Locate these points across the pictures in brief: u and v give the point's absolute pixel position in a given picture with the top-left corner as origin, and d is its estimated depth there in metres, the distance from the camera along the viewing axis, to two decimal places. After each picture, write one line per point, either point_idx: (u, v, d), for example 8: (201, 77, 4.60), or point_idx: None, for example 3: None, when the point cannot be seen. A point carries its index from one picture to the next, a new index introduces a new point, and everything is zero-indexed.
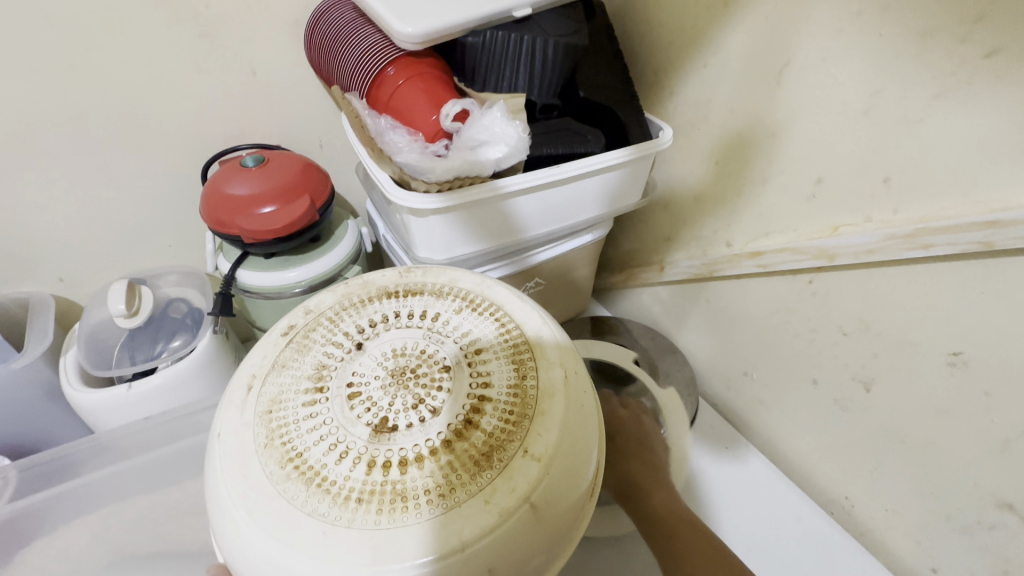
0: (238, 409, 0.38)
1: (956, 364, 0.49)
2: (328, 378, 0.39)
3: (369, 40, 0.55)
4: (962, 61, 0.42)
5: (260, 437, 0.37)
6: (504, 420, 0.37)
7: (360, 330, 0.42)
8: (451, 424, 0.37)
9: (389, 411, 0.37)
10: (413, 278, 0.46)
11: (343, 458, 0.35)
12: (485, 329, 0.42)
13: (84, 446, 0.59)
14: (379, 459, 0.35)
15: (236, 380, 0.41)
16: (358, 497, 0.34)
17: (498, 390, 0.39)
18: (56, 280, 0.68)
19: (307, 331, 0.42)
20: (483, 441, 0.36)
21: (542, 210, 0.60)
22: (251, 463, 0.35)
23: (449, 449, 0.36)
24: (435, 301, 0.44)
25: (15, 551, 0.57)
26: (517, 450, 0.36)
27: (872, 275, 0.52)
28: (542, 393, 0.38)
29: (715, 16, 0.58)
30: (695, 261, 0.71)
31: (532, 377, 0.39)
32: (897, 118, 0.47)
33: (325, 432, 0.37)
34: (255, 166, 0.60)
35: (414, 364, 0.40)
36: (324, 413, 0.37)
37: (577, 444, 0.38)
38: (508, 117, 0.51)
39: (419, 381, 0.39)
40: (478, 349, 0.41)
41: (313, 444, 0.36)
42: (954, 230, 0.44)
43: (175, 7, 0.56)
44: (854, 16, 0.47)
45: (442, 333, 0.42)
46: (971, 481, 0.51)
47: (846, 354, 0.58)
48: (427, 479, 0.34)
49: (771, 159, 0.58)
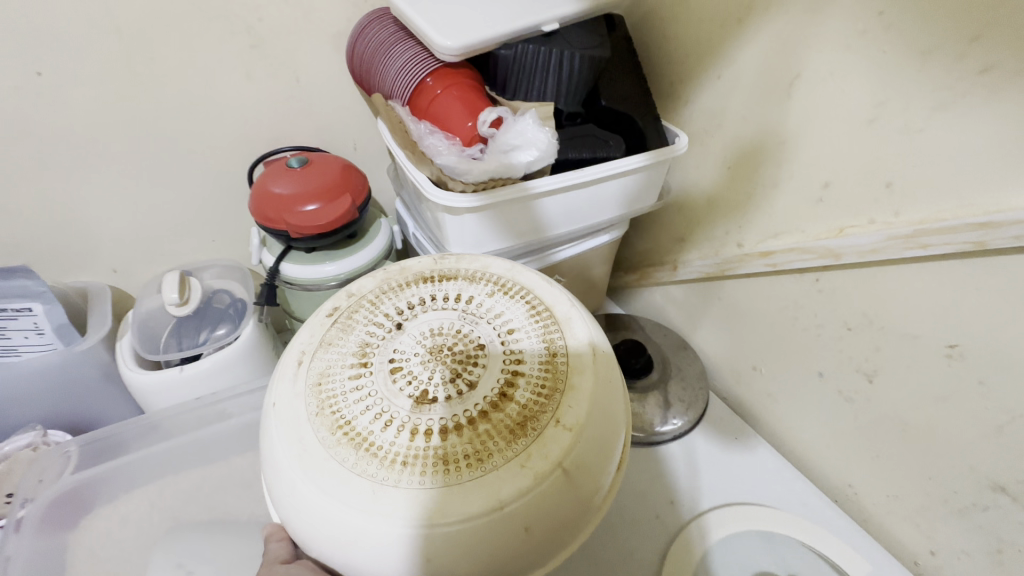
0: (290, 382, 0.43)
1: (953, 356, 0.52)
2: (372, 355, 0.44)
3: (410, 52, 0.60)
4: (958, 76, 0.46)
5: (311, 407, 0.41)
6: (537, 393, 0.41)
7: (399, 311, 0.47)
8: (487, 396, 0.41)
9: (428, 385, 0.42)
10: (447, 263, 0.51)
11: (387, 427, 0.39)
12: (516, 312, 0.47)
13: (138, 425, 0.63)
14: (421, 427, 0.39)
15: (286, 358, 0.45)
16: (404, 460, 0.38)
17: (530, 365, 0.43)
18: (109, 271, 0.73)
19: (350, 312, 0.47)
20: (517, 412, 0.40)
21: (567, 210, 0.65)
22: (304, 430, 0.40)
23: (486, 418, 0.40)
24: (468, 285, 0.49)
25: (80, 517, 0.62)
26: (549, 420, 0.40)
27: (875, 273, 0.56)
28: (572, 369, 0.43)
29: (729, 32, 0.63)
30: (708, 260, 0.75)
31: (562, 355, 0.44)
32: (898, 128, 0.51)
33: (371, 403, 0.41)
34: (300, 167, 0.65)
35: (450, 342, 0.44)
36: (368, 386, 0.42)
37: (605, 415, 0.42)
38: (539, 124, 0.55)
39: (455, 358, 0.43)
40: (510, 330, 0.45)
41: (360, 413, 0.40)
42: (950, 231, 0.48)
43: (232, 21, 0.60)
44: (859, 34, 0.51)
45: (475, 315, 0.47)
46: (968, 466, 0.54)
47: (850, 347, 0.62)
48: (466, 445, 0.39)
49: (781, 165, 0.62)
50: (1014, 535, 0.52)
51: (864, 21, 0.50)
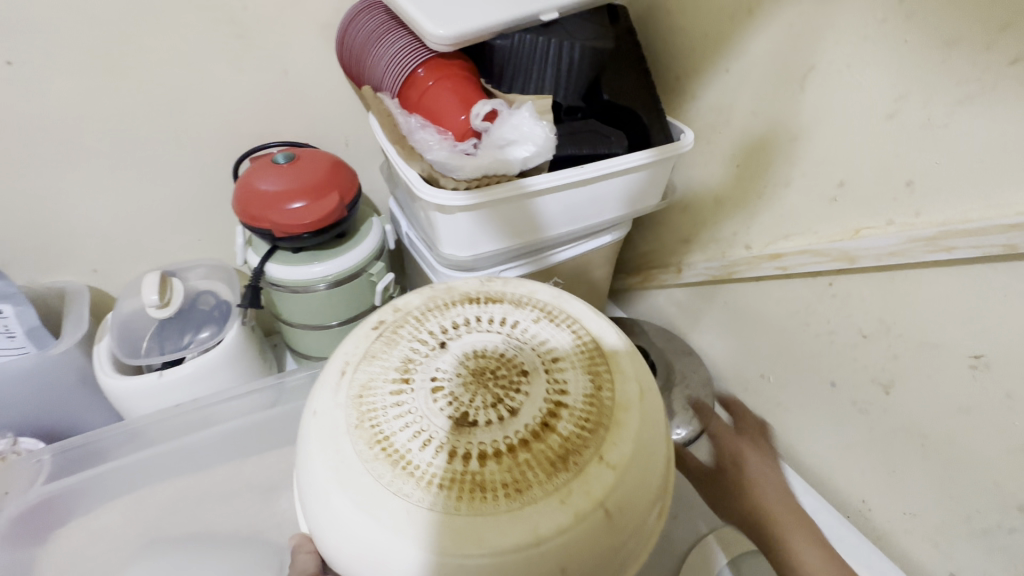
0: (332, 390, 0.40)
1: (978, 367, 0.49)
2: (414, 371, 0.40)
3: (402, 42, 0.57)
4: (987, 66, 0.42)
5: (351, 418, 0.38)
6: (581, 425, 0.38)
7: (444, 329, 0.43)
8: (530, 425, 0.37)
9: (470, 407, 0.38)
10: (494, 287, 0.47)
11: (425, 446, 0.36)
12: (563, 339, 0.43)
13: (114, 433, 0.61)
14: (460, 449, 0.36)
15: (329, 365, 0.42)
16: (440, 483, 0.35)
17: (575, 397, 0.39)
18: (89, 270, 0.70)
19: (396, 326, 0.44)
20: (559, 443, 0.37)
21: (565, 210, 0.62)
22: (342, 440, 0.37)
23: (527, 448, 0.36)
24: (514, 309, 0.45)
25: (49, 532, 0.59)
26: (593, 456, 0.36)
27: (893, 277, 0.53)
28: (618, 404, 0.39)
29: (738, 23, 0.60)
30: (713, 263, 0.72)
31: (608, 390, 0.40)
32: (920, 123, 0.47)
33: (411, 420, 0.37)
34: (286, 164, 0.62)
35: (494, 365, 0.41)
36: (409, 403, 0.38)
37: (648, 460, 0.38)
38: (535, 117, 0.52)
39: (498, 381, 0.39)
40: (556, 357, 0.41)
41: (399, 430, 0.37)
42: (977, 233, 0.44)
43: (215, 10, 0.58)
44: (878, 23, 0.48)
45: (520, 340, 0.43)
46: (993, 483, 0.51)
47: (865, 356, 0.58)
48: (505, 474, 0.35)
49: (792, 163, 0.59)
50: None
51: (884, 9, 0.47)
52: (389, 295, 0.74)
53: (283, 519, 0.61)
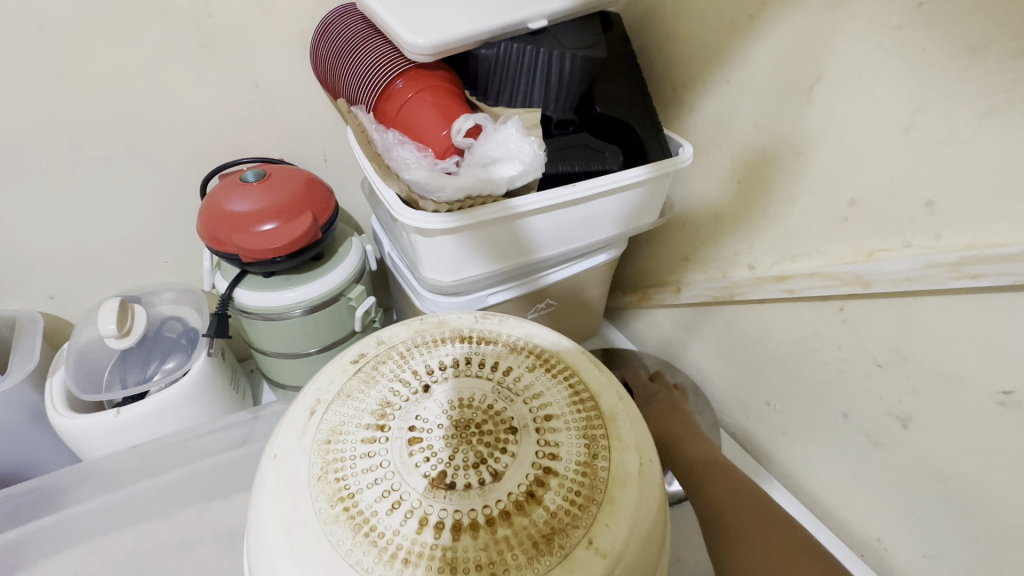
0: (298, 432, 0.37)
1: (1006, 404, 0.45)
2: (391, 417, 0.37)
3: (379, 51, 0.52)
4: (1017, 77, 0.38)
5: (315, 468, 0.35)
6: (570, 500, 0.33)
7: (428, 371, 0.40)
8: (513, 494, 0.33)
9: (449, 467, 0.34)
10: (489, 324, 0.44)
11: (394, 510, 0.32)
12: (558, 395, 0.39)
13: (70, 475, 0.56)
14: (432, 518, 0.32)
15: (300, 399, 0.39)
16: (405, 558, 0.31)
17: (566, 464, 0.35)
18: (46, 297, 0.65)
19: (377, 361, 0.41)
20: (544, 519, 0.32)
21: (555, 230, 0.57)
22: (302, 494, 0.34)
23: (507, 521, 0.32)
24: (508, 354, 0.41)
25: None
26: (581, 538, 0.32)
27: (911, 304, 0.49)
28: (614, 477, 0.35)
29: (739, 30, 0.56)
30: (714, 283, 0.68)
31: (603, 459, 0.35)
32: (940, 138, 0.44)
33: (381, 476, 0.34)
34: (256, 182, 0.57)
35: (479, 419, 0.37)
36: (381, 455, 0.35)
37: (645, 547, 0.33)
38: (523, 133, 0.48)
39: (483, 439, 0.36)
40: (549, 415, 0.38)
41: (366, 487, 0.33)
42: (1006, 260, 0.40)
43: (177, 17, 0.53)
44: (893, 30, 0.44)
45: (511, 390, 0.39)
46: (1023, 529, 0.47)
47: (880, 387, 0.54)
48: (480, 552, 0.31)
49: (798, 179, 0.55)
50: None
51: (898, 14, 0.43)
52: (371, 320, 0.69)
53: None
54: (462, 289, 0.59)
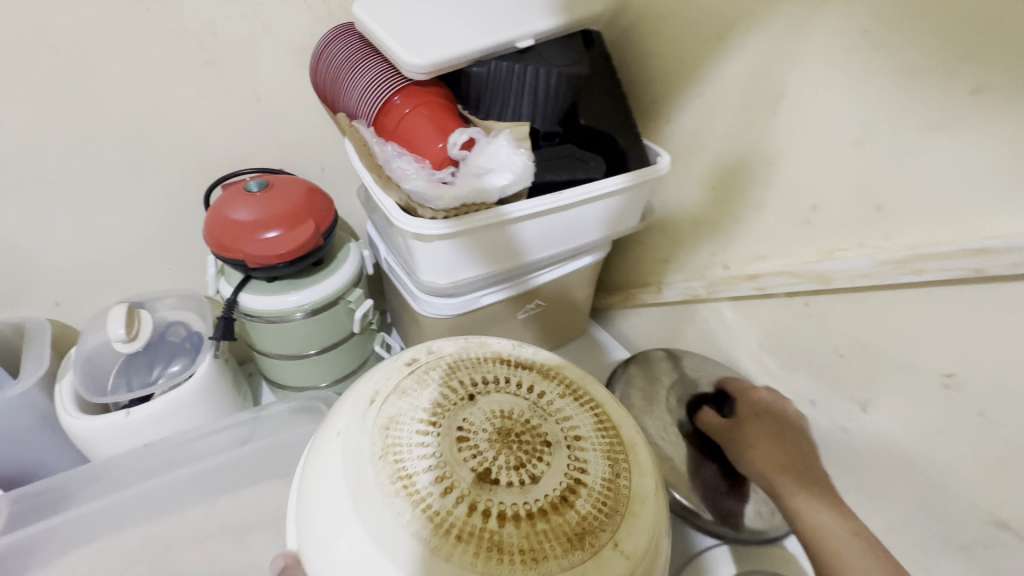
0: (359, 417, 0.40)
1: (951, 386, 0.50)
2: (442, 417, 0.40)
3: (377, 69, 0.56)
4: (951, 96, 0.43)
5: (375, 449, 0.38)
6: (598, 508, 0.37)
7: (474, 381, 0.44)
8: (550, 495, 0.37)
9: (494, 464, 0.38)
10: (525, 351, 0.48)
11: (447, 493, 0.36)
12: (585, 420, 0.43)
13: (79, 476, 0.58)
14: (481, 505, 0.36)
15: (359, 392, 0.43)
16: (458, 535, 0.34)
17: (594, 478, 0.39)
18: (52, 303, 0.67)
19: (429, 366, 0.44)
20: (576, 521, 0.36)
21: (542, 235, 0.61)
22: (366, 468, 0.37)
23: (545, 517, 0.36)
24: (542, 379, 0.45)
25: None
26: (607, 540, 0.36)
27: (868, 298, 0.54)
28: (634, 496, 0.39)
29: (710, 49, 0.61)
30: (692, 282, 0.73)
31: (625, 479, 0.40)
32: (888, 149, 0.48)
33: (435, 464, 0.37)
34: (259, 191, 0.60)
35: (518, 429, 0.41)
36: (435, 447, 0.38)
37: (655, 561, 0.38)
38: (513, 145, 0.52)
39: (523, 445, 0.39)
40: (578, 435, 0.41)
41: (422, 471, 0.37)
42: (944, 257, 0.45)
43: (182, 36, 0.56)
44: (844, 52, 0.49)
45: (544, 410, 0.43)
46: (969, 500, 0.52)
47: (843, 375, 0.59)
48: (522, 538, 0.35)
49: (766, 185, 0.60)
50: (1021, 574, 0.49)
51: (848, 38, 0.48)
52: (368, 322, 0.72)
53: (260, 561, 0.58)
54: (457, 291, 0.63)
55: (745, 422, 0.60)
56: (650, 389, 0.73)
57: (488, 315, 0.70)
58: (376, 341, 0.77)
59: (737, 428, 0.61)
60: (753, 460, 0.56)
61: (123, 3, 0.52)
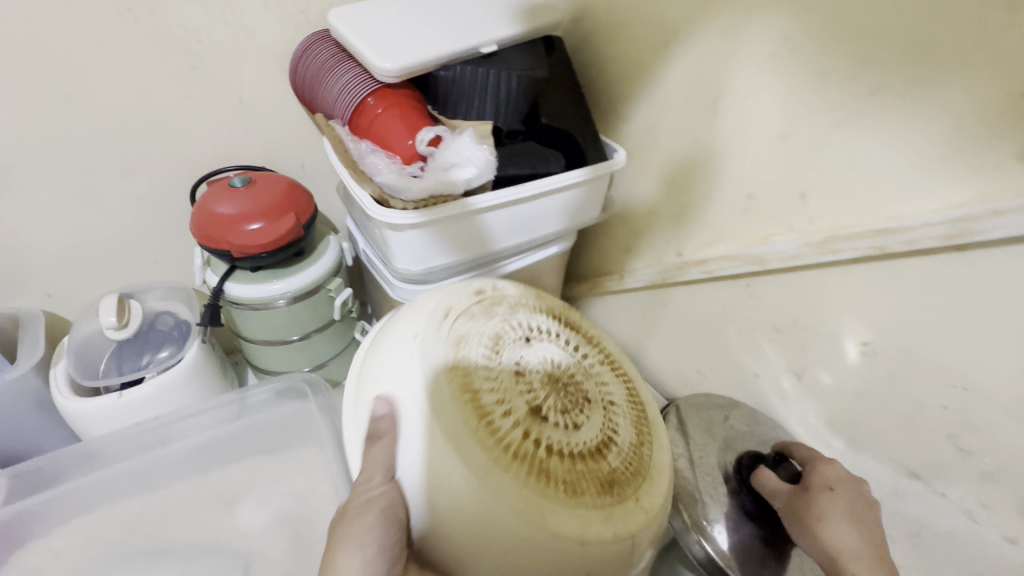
0: (436, 328, 0.47)
1: (867, 352, 0.56)
2: (503, 349, 0.48)
3: (351, 73, 0.61)
4: (853, 96, 0.49)
5: (449, 359, 0.45)
6: (624, 463, 0.47)
7: (531, 328, 0.51)
8: (589, 442, 0.46)
9: (545, 403, 0.46)
10: (569, 319, 0.56)
11: (507, 415, 0.44)
12: (617, 391, 0.53)
13: (72, 454, 0.62)
14: (533, 433, 0.44)
15: (431, 305, 0.50)
16: (514, 452, 0.42)
17: (621, 439, 0.49)
18: (44, 295, 0.71)
19: (493, 301, 0.52)
20: (607, 470, 0.46)
21: (508, 225, 0.67)
22: (441, 376, 0.44)
23: (584, 460, 0.45)
24: (583, 346, 0.54)
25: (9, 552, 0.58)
26: (631, 495, 0.46)
27: (798, 277, 0.60)
28: (651, 464, 0.50)
29: (658, 54, 0.66)
30: (651, 270, 0.79)
31: (644, 448, 0.50)
32: (808, 143, 0.54)
33: (499, 389, 0.45)
34: (242, 187, 0.65)
35: (564, 376, 0.49)
36: (499, 375, 0.46)
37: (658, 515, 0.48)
38: (476, 142, 0.57)
39: (568, 392, 0.48)
40: (612, 401, 0.51)
41: (488, 392, 0.44)
42: (854, 238, 0.52)
43: (169, 42, 0.61)
44: (769, 57, 0.55)
45: (584, 370, 0.52)
46: (887, 455, 0.58)
47: (781, 349, 0.65)
48: (564, 469, 0.43)
49: (711, 178, 0.66)
50: (929, 519, 0.55)
51: (772, 46, 0.54)
52: (347, 310, 0.77)
53: (248, 529, 0.61)
54: (430, 277, 0.68)
55: (815, 493, 0.56)
56: (702, 440, 0.68)
57: None
58: (356, 329, 0.82)
59: (807, 498, 0.56)
60: (823, 531, 0.53)
61: (112, 12, 0.57)
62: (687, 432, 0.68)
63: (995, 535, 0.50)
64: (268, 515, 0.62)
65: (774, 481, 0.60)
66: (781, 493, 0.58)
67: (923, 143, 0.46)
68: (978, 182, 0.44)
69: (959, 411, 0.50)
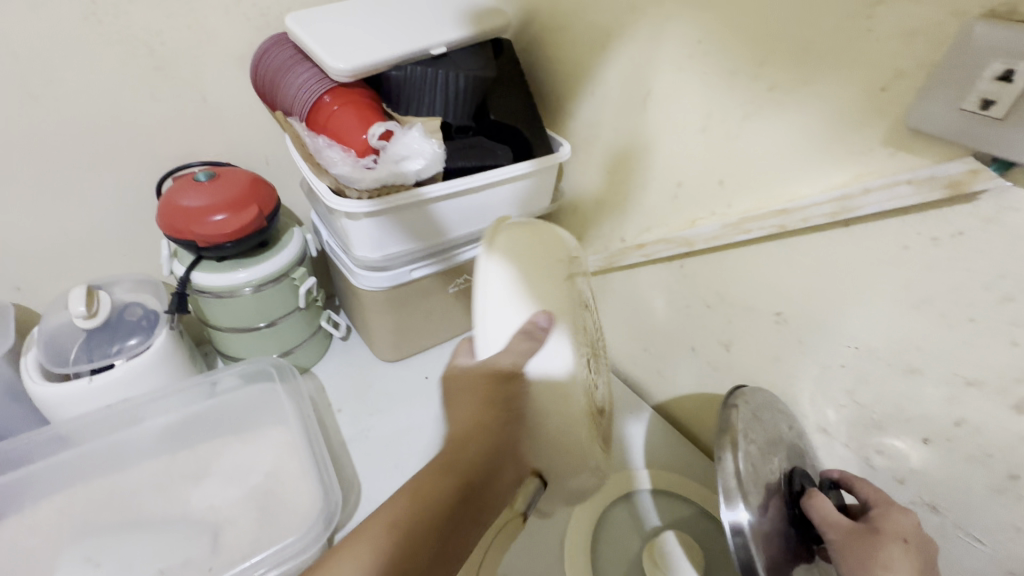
0: (545, 252, 0.53)
1: (780, 321, 0.63)
2: (581, 299, 0.56)
3: (308, 73, 0.65)
4: (755, 92, 0.56)
5: (557, 284, 0.51)
6: (603, 422, 0.60)
7: (587, 296, 0.61)
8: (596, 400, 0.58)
9: (589, 352, 0.56)
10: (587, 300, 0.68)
11: (581, 352, 0.52)
12: (606, 367, 0.66)
13: (46, 434, 0.66)
14: (586, 376, 0.53)
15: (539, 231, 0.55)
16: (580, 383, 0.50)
17: (603, 406, 0.62)
18: (12, 288, 0.73)
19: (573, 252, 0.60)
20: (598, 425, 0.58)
21: (461, 214, 0.72)
22: (554, 293, 0.49)
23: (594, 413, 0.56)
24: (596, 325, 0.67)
25: None
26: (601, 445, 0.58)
27: (722, 256, 0.66)
28: (610, 426, 0.64)
29: (596, 55, 0.72)
30: (599, 256, 0.84)
31: (608, 413, 0.65)
32: (722, 133, 0.61)
33: (580, 330, 0.53)
34: (207, 181, 0.68)
35: (593, 340, 0.60)
36: (580, 319, 0.54)
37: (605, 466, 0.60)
38: (424, 136, 0.62)
39: (593, 356, 0.59)
40: (604, 375, 0.64)
41: (576, 329, 0.52)
42: (762, 219, 0.58)
43: (133, 45, 0.64)
44: (687, 57, 0.61)
45: (596, 343, 0.63)
46: (802, 414, 0.64)
47: (712, 322, 0.72)
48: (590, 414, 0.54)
49: (645, 168, 0.72)
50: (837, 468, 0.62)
51: (689, 47, 0.60)
52: (312, 298, 0.81)
53: (220, 502, 0.64)
54: (389, 264, 0.73)
55: (883, 540, 0.47)
56: (771, 443, 0.56)
57: (421, 287, 0.80)
58: (322, 317, 0.86)
59: (873, 544, 0.47)
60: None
61: (77, 16, 0.60)
62: (762, 427, 0.56)
63: (888, 477, 0.57)
64: (239, 490, 0.65)
65: (833, 512, 0.50)
66: (843, 530, 0.49)
67: (812, 133, 0.53)
68: (857, 165, 0.50)
69: (853, 368, 0.57)
